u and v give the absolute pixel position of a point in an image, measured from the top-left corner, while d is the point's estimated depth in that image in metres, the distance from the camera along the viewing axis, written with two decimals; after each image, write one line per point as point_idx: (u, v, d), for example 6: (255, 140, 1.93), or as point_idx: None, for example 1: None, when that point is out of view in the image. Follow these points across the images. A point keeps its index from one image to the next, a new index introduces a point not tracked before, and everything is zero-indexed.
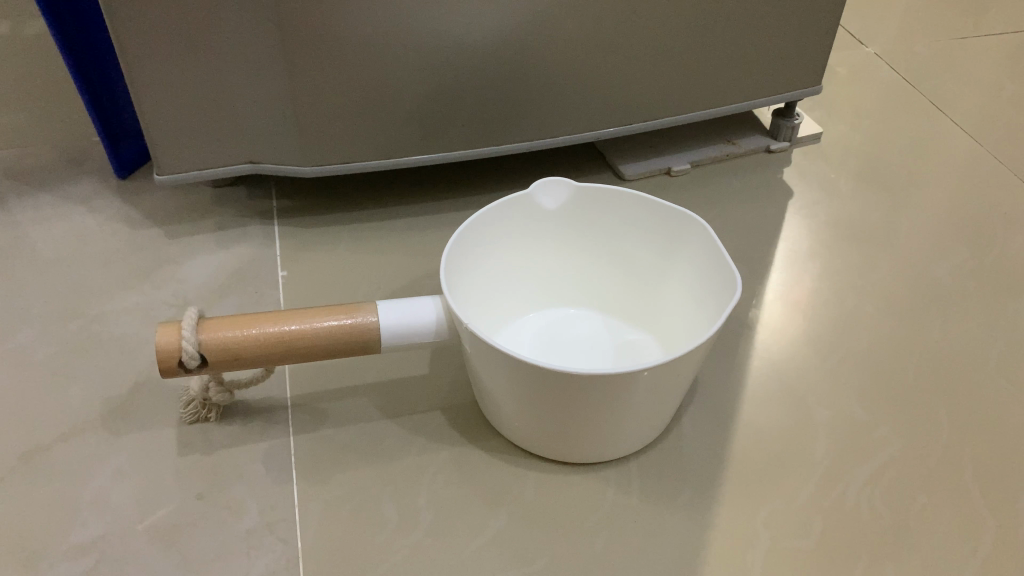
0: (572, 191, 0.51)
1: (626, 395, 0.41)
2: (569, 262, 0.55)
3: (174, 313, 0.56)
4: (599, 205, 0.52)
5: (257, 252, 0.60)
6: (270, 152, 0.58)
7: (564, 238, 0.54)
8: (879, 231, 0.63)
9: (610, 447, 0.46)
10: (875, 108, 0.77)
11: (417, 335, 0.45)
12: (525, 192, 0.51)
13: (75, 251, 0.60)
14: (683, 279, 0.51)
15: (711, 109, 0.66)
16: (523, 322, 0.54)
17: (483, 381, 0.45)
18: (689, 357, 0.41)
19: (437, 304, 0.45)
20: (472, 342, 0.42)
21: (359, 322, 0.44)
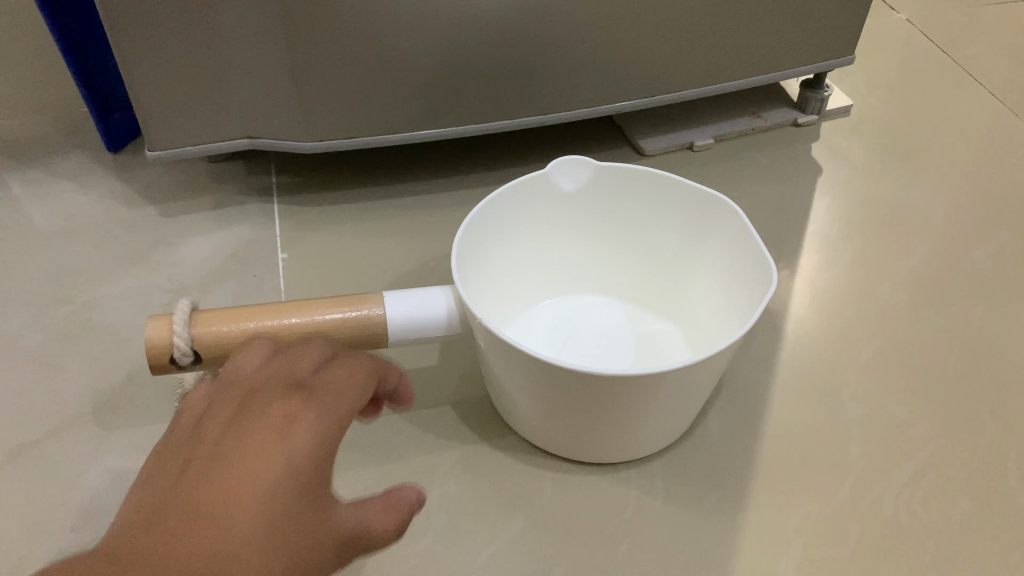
0: (591, 172, 0.48)
1: (653, 396, 0.38)
2: (587, 247, 0.51)
3: (168, 298, 0.53)
4: (620, 186, 0.49)
5: (257, 233, 0.57)
6: (269, 127, 0.55)
7: (582, 222, 0.50)
8: (913, 212, 0.60)
9: (633, 447, 0.43)
10: (907, 79, 0.73)
11: (427, 329, 0.42)
12: (542, 173, 0.47)
13: (65, 231, 0.57)
14: (709, 268, 0.48)
15: (736, 81, 0.62)
16: (538, 312, 0.51)
17: (498, 378, 0.42)
18: (721, 356, 0.38)
19: (449, 296, 0.43)
20: (487, 338, 0.39)
21: (363, 315, 0.41)
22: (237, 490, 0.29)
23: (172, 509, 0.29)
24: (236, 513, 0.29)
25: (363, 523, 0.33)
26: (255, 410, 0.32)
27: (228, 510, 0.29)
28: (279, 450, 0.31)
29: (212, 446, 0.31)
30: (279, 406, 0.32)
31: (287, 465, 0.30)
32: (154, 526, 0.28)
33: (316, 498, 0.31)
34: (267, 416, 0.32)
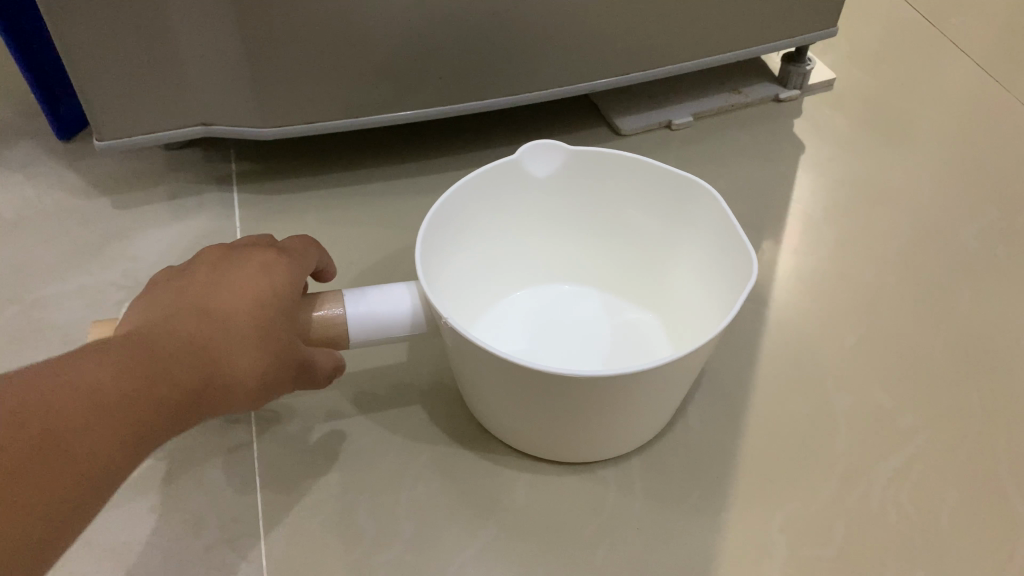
0: (566, 158, 0.46)
1: (629, 397, 0.36)
2: (563, 235, 0.49)
3: (122, 296, 0.50)
4: (595, 172, 0.46)
5: (215, 224, 0.54)
6: (225, 114, 0.52)
7: (558, 208, 0.48)
8: (898, 191, 0.58)
9: (610, 447, 0.41)
10: (891, 50, 0.70)
11: (391, 329, 0.40)
12: (513, 158, 0.45)
13: (12, 226, 0.54)
14: (688, 258, 0.46)
15: (714, 57, 0.60)
16: (512, 304, 0.49)
17: (468, 378, 0.40)
18: (700, 354, 0.36)
19: (413, 293, 0.40)
20: (453, 339, 0.37)
21: (322, 317, 0.39)
22: (229, 308, 0.33)
23: (175, 322, 0.32)
24: (228, 327, 0.32)
25: (314, 357, 0.37)
26: (238, 254, 0.36)
27: (225, 323, 0.32)
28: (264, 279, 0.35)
29: (198, 280, 0.34)
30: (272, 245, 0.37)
31: (272, 291, 0.34)
32: (162, 332, 0.31)
33: (287, 328, 0.34)
34: (250, 259, 0.35)
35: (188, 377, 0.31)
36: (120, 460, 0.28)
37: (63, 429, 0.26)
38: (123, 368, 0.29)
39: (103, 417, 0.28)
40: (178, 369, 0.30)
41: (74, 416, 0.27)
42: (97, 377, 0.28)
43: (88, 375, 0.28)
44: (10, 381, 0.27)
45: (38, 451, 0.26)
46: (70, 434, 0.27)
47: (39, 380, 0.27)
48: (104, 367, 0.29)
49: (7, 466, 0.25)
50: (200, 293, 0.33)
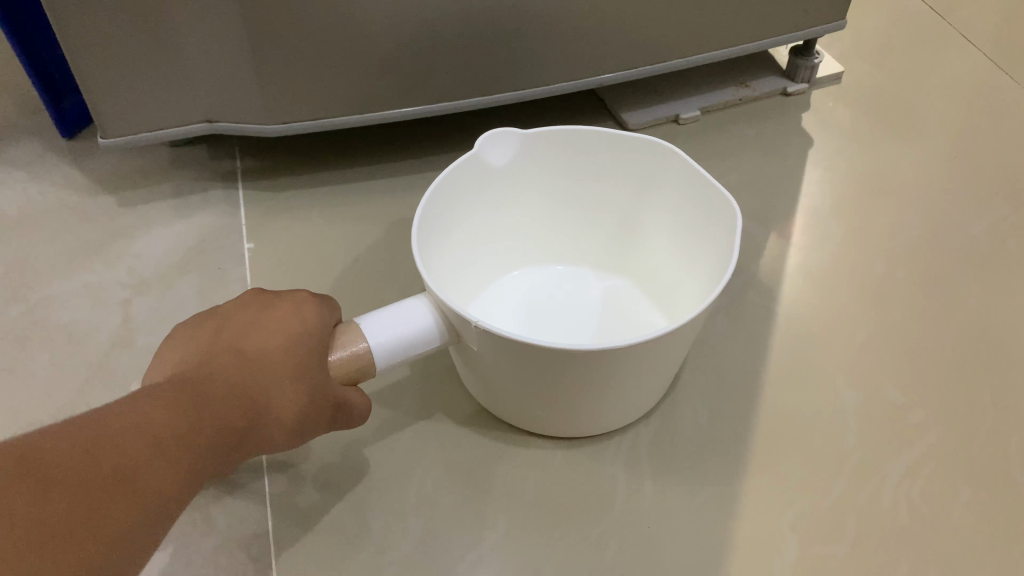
0: (527, 140, 0.45)
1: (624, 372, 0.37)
2: (536, 216, 0.49)
3: (127, 294, 0.50)
4: (559, 148, 0.46)
5: (220, 221, 0.54)
6: (229, 111, 0.52)
7: (527, 190, 0.48)
8: (908, 185, 0.58)
9: (608, 420, 0.42)
10: (900, 43, 0.70)
11: (416, 348, 0.38)
12: (476, 150, 0.44)
13: (16, 224, 0.54)
14: (665, 219, 0.47)
15: (721, 50, 0.59)
16: (509, 284, 0.50)
17: (468, 361, 0.40)
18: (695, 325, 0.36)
19: (430, 306, 0.38)
20: (453, 323, 0.37)
21: (345, 356, 0.36)
22: (266, 349, 0.34)
23: (214, 364, 0.33)
24: (269, 369, 0.33)
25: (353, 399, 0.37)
26: (270, 299, 0.37)
27: (264, 364, 0.33)
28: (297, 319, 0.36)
29: (235, 326, 0.35)
30: (291, 292, 0.38)
31: (305, 331, 0.35)
32: (203, 373, 0.32)
33: (323, 370, 0.35)
34: (282, 302, 0.37)
35: (233, 416, 0.31)
36: (175, 502, 0.28)
37: (131, 468, 0.27)
38: (174, 410, 0.30)
39: (163, 456, 0.28)
40: (222, 409, 0.31)
41: (138, 454, 0.27)
42: (154, 418, 0.29)
43: (145, 416, 0.28)
44: (74, 421, 0.27)
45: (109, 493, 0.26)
46: (138, 473, 0.27)
47: (105, 422, 0.27)
48: (158, 407, 0.29)
49: (87, 502, 0.25)
50: (234, 337, 0.34)
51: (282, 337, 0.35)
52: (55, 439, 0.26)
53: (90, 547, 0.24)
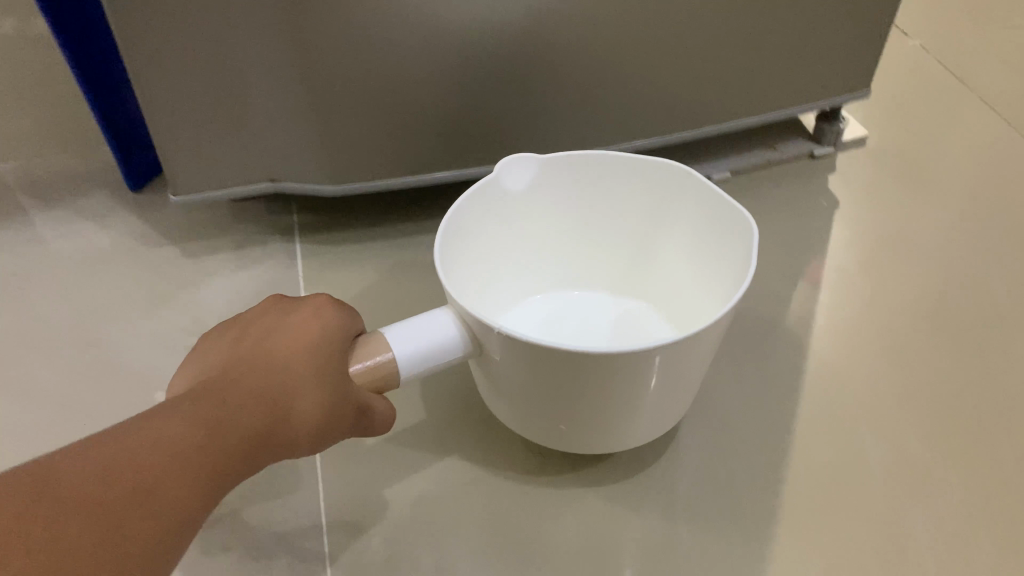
0: (547, 165, 0.48)
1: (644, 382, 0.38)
2: (556, 237, 0.52)
3: (192, 341, 0.53)
4: (578, 173, 0.49)
5: (278, 273, 0.58)
6: (291, 171, 0.55)
7: (549, 214, 0.51)
8: (931, 244, 0.60)
9: (628, 440, 0.43)
10: (923, 107, 0.73)
11: (441, 358, 0.40)
12: (498, 172, 0.47)
13: (88, 274, 0.58)
14: (680, 239, 0.50)
15: (752, 116, 0.62)
16: (529, 307, 0.53)
17: (493, 378, 0.41)
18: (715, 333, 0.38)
19: (454, 317, 0.39)
20: (480, 335, 0.39)
21: (371, 367, 0.38)
22: (285, 355, 0.36)
23: (235, 372, 0.35)
24: (289, 373, 0.35)
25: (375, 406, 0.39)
26: (291, 309, 0.39)
27: (284, 368, 0.35)
28: (316, 323, 0.38)
29: (256, 336, 0.38)
30: (308, 301, 0.40)
31: (324, 333, 0.38)
32: (225, 381, 0.34)
33: (343, 373, 0.37)
34: (301, 310, 0.39)
35: (254, 419, 0.33)
36: (197, 506, 0.30)
37: (150, 475, 0.29)
38: (194, 419, 0.32)
39: (182, 462, 0.30)
40: (243, 413, 0.33)
41: (156, 461, 0.29)
42: (173, 430, 0.31)
43: (165, 428, 0.31)
44: (96, 440, 0.29)
45: (126, 503, 0.28)
46: (158, 480, 0.29)
47: (125, 436, 0.30)
48: (177, 419, 0.31)
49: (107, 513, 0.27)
50: (258, 343, 0.37)
51: (300, 339, 0.37)
52: (74, 459, 0.28)
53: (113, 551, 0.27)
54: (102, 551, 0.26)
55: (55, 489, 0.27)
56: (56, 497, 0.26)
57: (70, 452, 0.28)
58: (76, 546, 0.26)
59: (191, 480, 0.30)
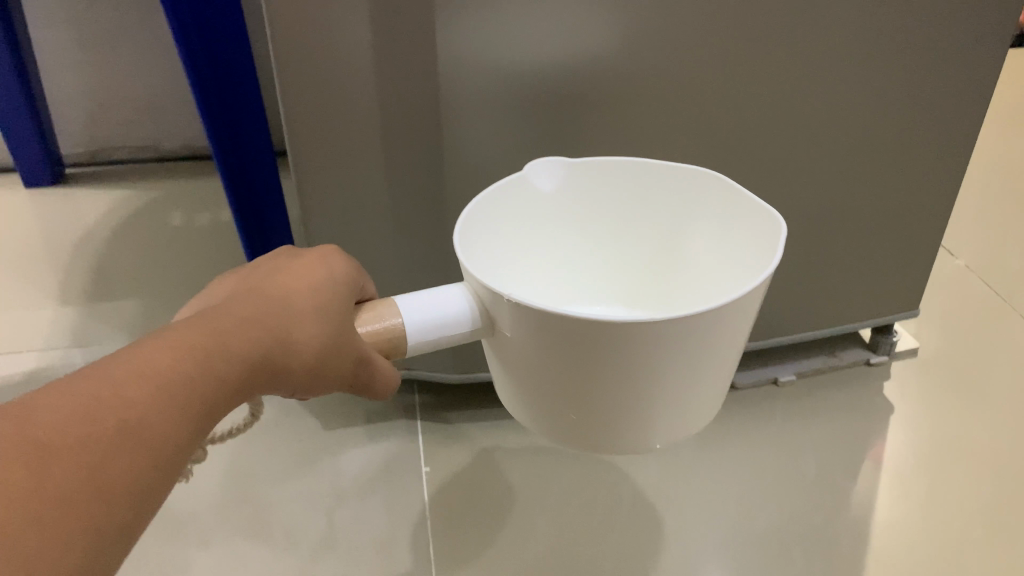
0: (578, 171, 0.46)
1: (664, 356, 0.32)
2: (574, 246, 0.49)
3: (330, 502, 0.63)
4: (603, 179, 0.46)
5: (403, 447, 0.68)
6: (423, 362, 0.67)
7: (571, 217, 0.48)
8: (980, 449, 0.67)
9: (641, 427, 0.36)
10: (969, 321, 0.81)
11: (448, 333, 0.37)
12: (524, 172, 0.44)
13: (245, 438, 0.68)
14: (702, 250, 0.46)
15: (815, 330, 0.72)
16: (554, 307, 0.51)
17: (507, 361, 0.37)
18: (741, 328, 0.34)
19: (466, 290, 0.37)
20: (491, 308, 0.35)
21: (377, 329, 0.37)
22: (287, 293, 0.35)
23: (228, 305, 0.34)
24: (286, 309, 0.34)
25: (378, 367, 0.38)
26: (293, 253, 0.39)
27: (283, 305, 0.34)
28: (321, 267, 0.37)
29: (254, 277, 0.36)
30: (312, 249, 0.39)
31: (329, 278, 0.37)
32: (218, 313, 0.33)
33: (345, 317, 0.36)
34: (306, 254, 0.38)
35: (249, 349, 0.32)
36: (182, 444, 0.29)
37: (138, 412, 0.28)
38: (185, 349, 0.30)
39: (171, 398, 0.29)
40: (237, 343, 0.32)
41: (145, 398, 0.28)
42: (162, 361, 0.29)
43: (153, 360, 0.29)
44: (78, 376, 0.28)
45: (110, 439, 0.26)
46: (146, 415, 0.28)
47: (105, 371, 0.28)
48: (161, 352, 0.30)
49: (92, 453, 0.26)
50: (261, 281, 0.36)
51: (301, 281, 0.36)
52: (52, 399, 0.27)
53: (94, 499, 0.25)
54: (86, 498, 0.25)
55: (30, 433, 0.25)
56: (34, 442, 0.25)
57: (47, 392, 0.27)
58: (55, 498, 0.24)
59: (177, 417, 0.29)
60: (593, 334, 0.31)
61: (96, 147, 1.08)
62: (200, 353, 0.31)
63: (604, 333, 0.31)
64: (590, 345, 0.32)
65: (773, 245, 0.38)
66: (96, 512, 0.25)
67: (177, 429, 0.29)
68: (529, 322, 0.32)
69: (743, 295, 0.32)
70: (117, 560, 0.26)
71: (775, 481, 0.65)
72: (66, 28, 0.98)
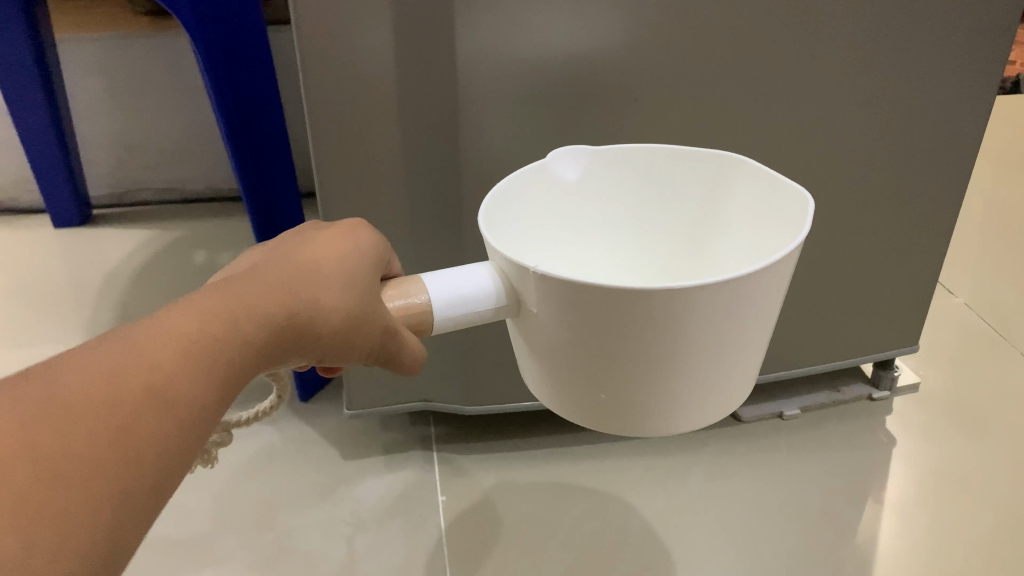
0: (599, 161, 0.45)
1: (691, 328, 0.33)
2: (597, 250, 0.48)
3: (350, 530, 0.65)
4: (623, 169, 0.46)
5: (419, 476, 0.70)
6: (440, 394, 0.69)
7: (593, 208, 0.46)
8: (980, 481, 0.69)
9: (664, 409, 0.36)
10: (968, 357, 0.84)
11: (473, 309, 0.37)
12: (544, 161, 0.44)
13: (267, 467, 0.71)
14: (729, 232, 0.45)
15: (819, 365, 0.74)
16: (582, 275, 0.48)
17: (534, 343, 0.37)
18: (767, 303, 0.35)
19: (491, 268, 0.37)
20: (518, 285, 0.36)
21: (405, 305, 0.37)
22: (314, 261, 0.35)
23: (256, 272, 0.34)
24: (313, 279, 0.34)
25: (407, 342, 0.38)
26: (326, 224, 0.39)
27: (309, 272, 0.34)
28: (351, 238, 0.37)
29: (284, 247, 0.37)
30: (341, 221, 0.39)
31: (357, 250, 0.37)
32: (243, 280, 0.33)
33: (372, 286, 0.36)
34: (338, 224, 0.38)
35: (273, 315, 0.32)
36: (206, 413, 0.30)
37: (160, 378, 0.28)
38: (207, 316, 0.31)
39: (192, 364, 0.29)
40: (261, 310, 0.32)
41: (166, 364, 0.29)
42: (186, 330, 0.30)
43: (174, 327, 0.30)
44: (105, 344, 0.29)
45: (131, 409, 0.27)
46: (166, 381, 0.28)
47: (129, 340, 0.29)
48: (185, 322, 0.30)
49: (113, 422, 0.27)
50: (292, 249, 0.36)
51: (329, 251, 0.36)
52: (78, 368, 0.27)
53: (114, 465, 0.26)
54: (107, 462, 0.26)
55: (53, 402, 0.26)
56: (57, 411, 0.26)
57: (74, 359, 0.28)
58: (77, 463, 0.25)
59: (200, 387, 0.29)
60: (620, 302, 0.32)
61: (122, 188, 1.13)
62: (225, 323, 0.31)
63: (633, 302, 0.31)
64: (618, 317, 0.32)
65: (800, 219, 0.38)
66: (117, 480, 0.26)
67: (200, 399, 0.29)
68: (557, 297, 0.33)
69: (761, 284, 0.33)
70: (139, 529, 0.27)
71: (780, 510, 0.67)
72: (99, 76, 1.03)
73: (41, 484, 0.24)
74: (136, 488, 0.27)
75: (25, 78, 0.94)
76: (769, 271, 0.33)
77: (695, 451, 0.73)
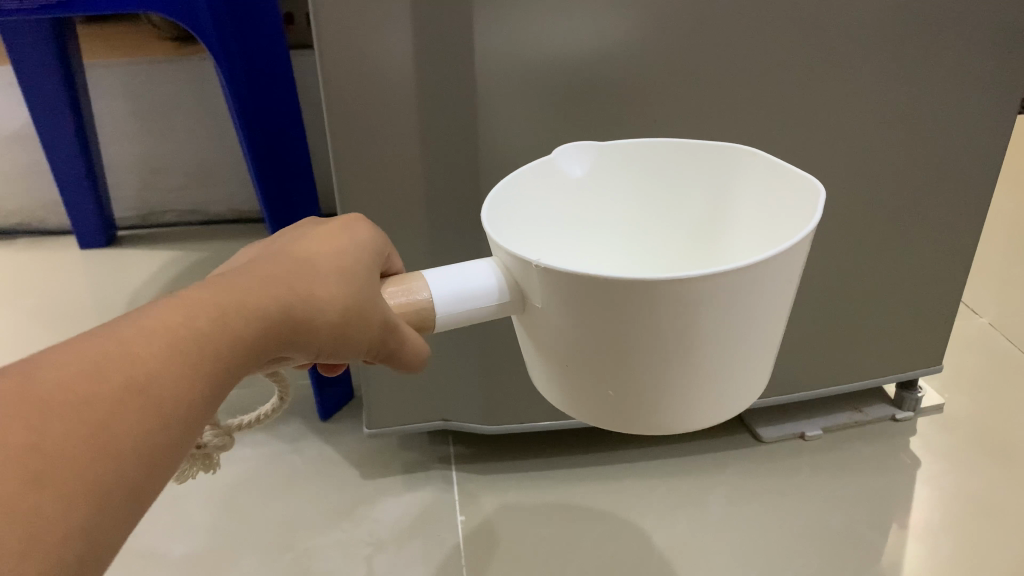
0: (609, 157, 0.44)
1: (701, 322, 0.32)
2: (614, 247, 0.46)
3: (369, 550, 0.65)
4: (635, 164, 0.44)
5: (437, 495, 0.70)
6: (459, 414, 0.69)
7: (606, 200, 0.45)
8: (1006, 504, 0.68)
9: (675, 406, 0.36)
10: (993, 378, 0.83)
11: (475, 308, 0.36)
12: (554, 156, 0.43)
13: (289, 485, 0.71)
14: (742, 224, 0.43)
15: (840, 386, 0.74)
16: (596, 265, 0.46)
17: (539, 341, 0.36)
18: (779, 296, 0.34)
19: (494, 265, 0.37)
20: (522, 282, 0.35)
21: (406, 301, 0.37)
22: (310, 256, 0.35)
23: (251, 267, 0.34)
24: (310, 274, 0.34)
25: (406, 341, 0.37)
26: (322, 222, 0.39)
27: (304, 266, 0.34)
28: (346, 235, 0.37)
29: (278, 245, 0.37)
30: (337, 218, 0.39)
31: (351, 245, 0.37)
32: (238, 274, 0.33)
33: (369, 282, 0.36)
34: (334, 222, 0.38)
35: (267, 307, 0.32)
36: (197, 406, 0.28)
37: (148, 370, 0.27)
38: (199, 307, 0.30)
39: (183, 356, 0.28)
40: (255, 302, 0.31)
41: (157, 355, 0.28)
42: (177, 319, 0.29)
43: (167, 318, 0.29)
44: (92, 335, 0.27)
45: (117, 398, 0.26)
46: (157, 372, 0.27)
47: (116, 330, 0.28)
48: (176, 311, 0.29)
49: (98, 412, 0.25)
50: (286, 246, 0.36)
51: (322, 247, 0.36)
52: (61, 357, 0.26)
53: (100, 456, 0.25)
54: (95, 454, 0.25)
55: (34, 390, 0.24)
56: (37, 402, 0.24)
57: (56, 351, 0.26)
58: (58, 460, 0.24)
59: (192, 379, 0.28)
60: (625, 296, 0.31)
61: (147, 209, 1.15)
62: (220, 313, 0.30)
63: (638, 298, 0.31)
64: (624, 312, 0.31)
65: (812, 209, 0.36)
66: (101, 473, 0.25)
67: (193, 391, 0.28)
68: (562, 294, 0.32)
69: (772, 277, 0.32)
70: (125, 529, 0.26)
71: (802, 534, 0.66)
72: (126, 102, 1.05)
73: (22, 477, 0.23)
74: (121, 481, 0.25)
75: (54, 105, 0.96)
76: (779, 265, 0.32)
77: (716, 473, 0.73)
